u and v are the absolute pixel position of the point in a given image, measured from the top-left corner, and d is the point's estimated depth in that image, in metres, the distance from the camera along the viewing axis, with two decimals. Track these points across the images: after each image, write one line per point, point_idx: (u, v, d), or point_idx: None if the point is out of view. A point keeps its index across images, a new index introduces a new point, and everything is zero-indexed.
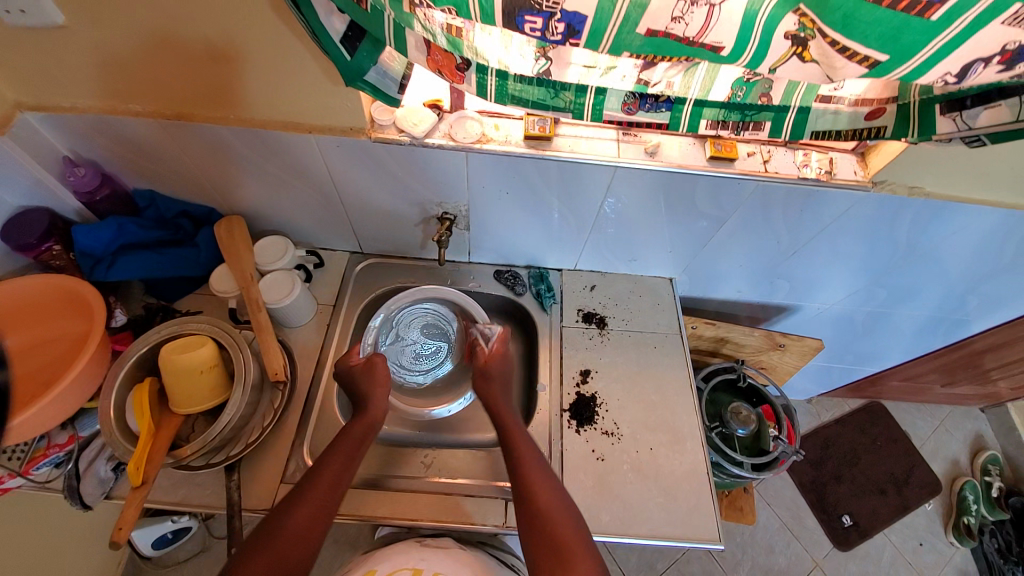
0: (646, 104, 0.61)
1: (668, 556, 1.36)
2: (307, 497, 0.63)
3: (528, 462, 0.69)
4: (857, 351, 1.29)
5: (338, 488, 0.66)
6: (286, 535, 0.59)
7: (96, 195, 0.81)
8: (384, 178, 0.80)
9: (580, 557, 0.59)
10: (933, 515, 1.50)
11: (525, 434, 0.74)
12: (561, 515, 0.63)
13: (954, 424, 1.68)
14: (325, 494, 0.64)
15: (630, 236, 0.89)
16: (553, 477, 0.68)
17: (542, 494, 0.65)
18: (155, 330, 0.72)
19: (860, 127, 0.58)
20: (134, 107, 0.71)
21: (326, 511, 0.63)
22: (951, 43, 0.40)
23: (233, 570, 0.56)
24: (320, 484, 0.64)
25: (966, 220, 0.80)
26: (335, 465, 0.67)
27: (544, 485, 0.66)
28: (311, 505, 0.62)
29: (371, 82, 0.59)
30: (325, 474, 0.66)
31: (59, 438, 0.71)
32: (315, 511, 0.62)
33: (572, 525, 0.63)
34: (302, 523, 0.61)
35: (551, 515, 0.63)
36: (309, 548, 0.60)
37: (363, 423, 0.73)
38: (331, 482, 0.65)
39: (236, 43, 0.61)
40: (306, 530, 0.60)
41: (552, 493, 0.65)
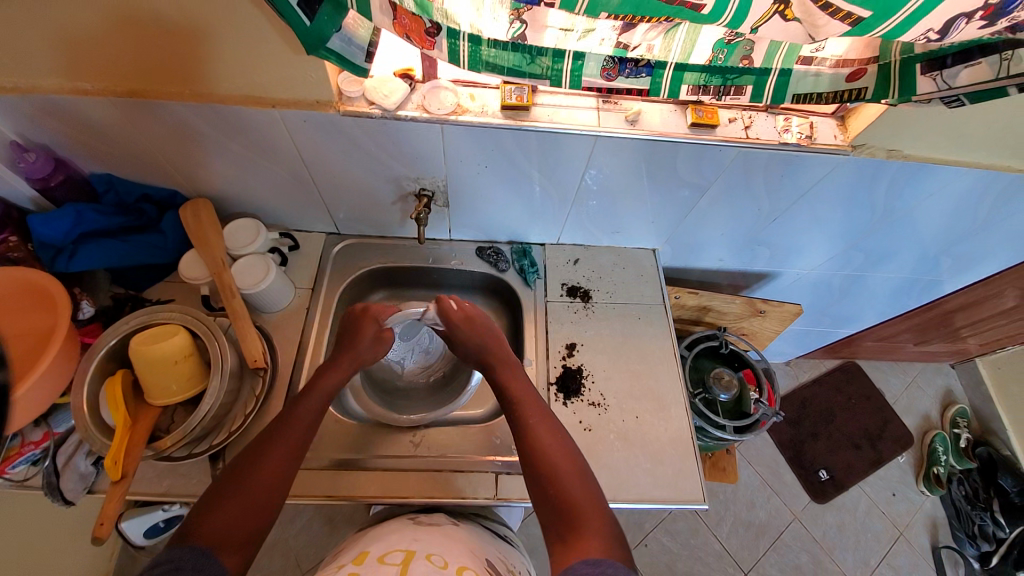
0: (626, 69, 0.58)
1: (655, 516, 1.42)
2: (278, 447, 0.63)
3: (538, 426, 0.68)
4: (834, 314, 1.32)
5: (307, 440, 0.66)
6: (255, 485, 0.59)
7: (51, 182, 0.77)
8: (356, 153, 0.76)
9: (594, 521, 0.59)
10: (904, 466, 1.58)
11: (536, 399, 0.72)
12: (575, 479, 0.63)
13: (925, 380, 1.75)
14: (294, 443, 0.64)
15: (612, 208, 0.88)
16: (566, 441, 0.67)
17: (558, 458, 0.65)
18: (124, 321, 0.69)
19: (841, 88, 0.57)
20: (82, 85, 0.66)
21: (294, 462, 0.63)
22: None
23: (200, 519, 0.55)
24: (290, 434, 0.64)
25: (942, 182, 0.80)
26: (305, 417, 0.66)
27: (556, 449, 0.66)
28: (280, 455, 0.62)
29: (337, 49, 0.56)
30: (295, 425, 0.65)
31: (33, 436, 0.69)
32: (286, 463, 0.62)
33: (584, 489, 0.62)
34: (271, 474, 0.60)
35: (563, 482, 0.63)
36: (278, 499, 0.60)
37: (336, 374, 0.72)
38: (300, 434, 0.65)
39: (186, 11, 0.57)
40: (276, 480, 0.60)
41: (564, 457, 0.65)
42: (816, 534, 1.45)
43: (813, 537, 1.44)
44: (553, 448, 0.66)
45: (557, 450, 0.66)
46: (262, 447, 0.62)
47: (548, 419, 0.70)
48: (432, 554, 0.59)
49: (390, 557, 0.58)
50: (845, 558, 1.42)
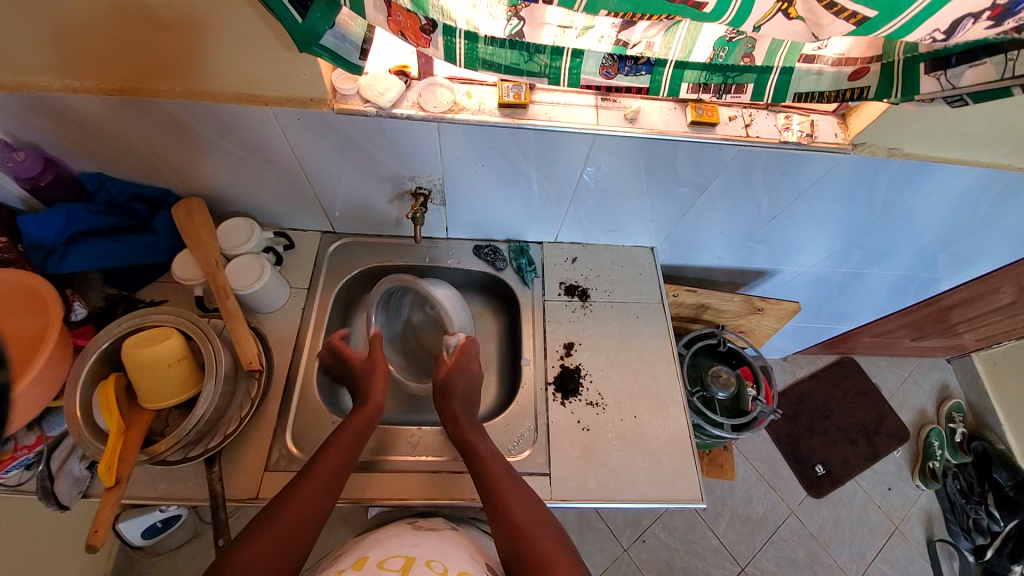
0: (625, 66, 0.57)
1: (653, 512, 1.42)
2: (308, 483, 0.62)
3: (501, 483, 0.66)
4: (832, 310, 1.32)
5: (340, 476, 0.65)
6: (287, 519, 0.58)
7: (41, 182, 0.75)
8: (351, 152, 0.75)
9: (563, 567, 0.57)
10: (899, 461, 1.59)
11: (500, 458, 0.70)
12: (539, 531, 0.61)
13: (921, 376, 1.76)
14: (326, 479, 0.63)
15: (610, 206, 0.87)
16: (526, 495, 0.66)
17: (518, 514, 0.63)
18: (117, 323, 0.68)
19: (843, 88, 0.56)
20: (70, 83, 0.65)
21: (328, 498, 0.62)
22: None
23: (233, 553, 0.55)
24: (321, 471, 0.64)
25: (942, 180, 0.80)
26: (337, 454, 0.66)
27: (518, 507, 0.64)
28: (309, 491, 0.61)
29: (330, 47, 0.54)
30: (326, 462, 0.65)
31: (26, 440, 0.67)
32: (318, 497, 0.62)
33: (547, 536, 0.61)
34: (303, 509, 0.60)
35: (525, 530, 0.61)
36: (309, 536, 0.59)
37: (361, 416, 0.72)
38: (333, 471, 0.64)
39: (176, 8, 0.55)
40: (305, 515, 0.60)
41: (528, 513, 0.63)
42: (812, 529, 1.46)
43: (809, 532, 1.45)
44: (518, 508, 0.63)
45: (518, 509, 0.63)
46: (295, 484, 0.62)
47: (511, 476, 0.68)
48: (432, 561, 0.59)
49: (390, 562, 0.57)
50: (841, 553, 1.43)
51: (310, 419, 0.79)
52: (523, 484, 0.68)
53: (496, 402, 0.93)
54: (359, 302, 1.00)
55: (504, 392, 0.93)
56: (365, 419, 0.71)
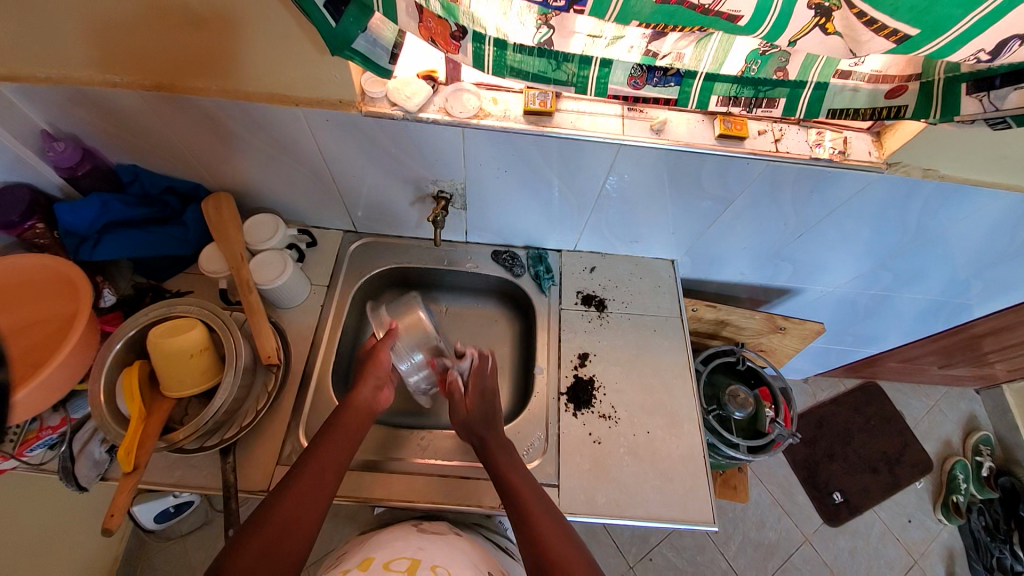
0: (653, 78, 0.57)
1: (662, 530, 1.39)
2: (297, 484, 0.60)
3: (529, 503, 0.64)
4: (856, 333, 1.28)
5: (329, 477, 0.63)
6: (276, 521, 0.56)
7: (78, 171, 0.78)
8: (377, 154, 0.76)
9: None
10: (923, 493, 1.53)
11: (524, 474, 0.69)
12: (567, 551, 0.59)
13: (948, 405, 1.69)
14: (315, 478, 0.62)
15: (632, 217, 0.86)
16: (562, 526, 0.63)
17: (551, 540, 0.60)
18: (144, 312, 0.70)
19: (879, 106, 0.55)
20: (111, 78, 0.67)
21: (318, 499, 0.60)
22: (987, 19, 0.37)
23: (226, 560, 0.53)
24: (309, 470, 0.62)
25: (979, 204, 0.77)
26: (325, 453, 0.65)
27: (549, 532, 0.61)
28: (298, 491, 0.60)
29: (362, 51, 0.56)
30: (315, 461, 0.63)
31: (52, 420, 0.70)
32: (308, 494, 0.60)
33: (579, 563, 0.58)
34: (293, 510, 0.58)
35: (556, 556, 0.58)
36: (301, 540, 0.57)
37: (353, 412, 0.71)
38: (320, 469, 0.63)
39: (216, 10, 0.57)
40: (295, 516, 0.58)
41: (559, 539, 0.60)
42: (827, 558, 1.41)
43: (824, 561, 1.40)
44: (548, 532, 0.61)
45: (549, 533, 0.61)
46: (283, 483, 0.60)
47: (543, 502, 0.65)
48: (437, 566, 0.58)
49: (396, 563, 0.58)
50: None
51: (323, 415, 0.80)
52: (553, 508, 0.66)
53: (506, 409, 0.92)
54: (376, 301, 1.01)
55: (515, 399, 0.93)
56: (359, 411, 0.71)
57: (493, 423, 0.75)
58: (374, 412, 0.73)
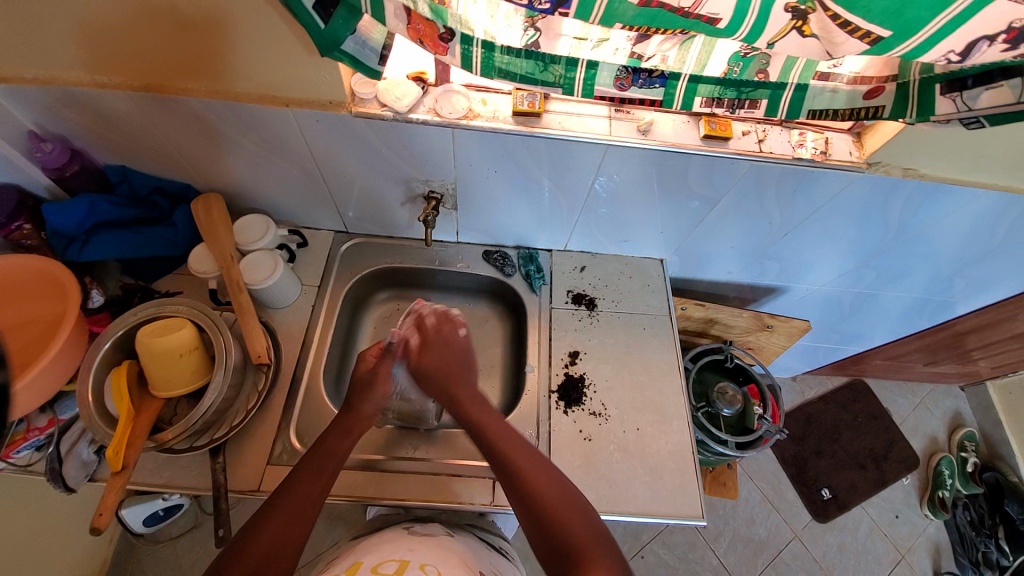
0: (639, 79, 0.58)
1: (653, 527, 1.40)
2: (278, 514, 0.58)
3: (518, 459, 0.64)
4: (842, 330, 1.30)
5: (312, 503, 0.61)
6: (255, 552, 0.55)
7: (66, 172, 0.78)
8: (368, 154, 0.77)
9: (600, 557, 0.56)
10: (910, 488, 1.56)
11: (503, 425, 0.69)
12: (573, 518, 0.59)
13: (934, 402, 1.72)
14: (298, 504, 0.60)
15: (621, 216, 0.87)
16: (564, 485, 0.63)
17: (558, 506, 0.60)
18: (132, 312, 0.70)
19: (858, 106, 0.56)
20: (100, 78, 0.67)
21: (301, 527, 0.59)
22: (956, 20, 0.39)
23: None
24: (291, 499, 0.60)
25: (958, 202, 0.79)
26: (308, 482, 0.61)
27: (554, 497, 0.61)
28: (279, 522, 0.58)
29: (351, 52, 0.56)
30: (296, 490, 0.61)
31: (39, 421, 0.70)
32: (289, 527, 0.58)
33: (584, 526, 0.59)
34: (272, 540, 0.56)
35: (562, 520, 0.59)
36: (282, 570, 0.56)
37: (338, 430, 0.67)
38: (303, 498, 0.60)
39: (205, 10, 0.57)
40: (276, 547, 0.56)
41: (563, 500, 0.61)
42: (816, 554, 1.42)
43: (813, 557, 1.42)
44: (549, 493, 0.61)
45: (552, 497, 0.61)
46: (262, 513, 0.59)
47: (533, 453, 0.66)
48: (425, 565, 0.59)
49: (384, 566, 0.58)
50: None
51: (313, 416, 0.80)
52: (543, 459, 0.66)
53: (496, 409, 0.93)
54: (367, 301, 1.01)
55: (507, 398, 0.94)
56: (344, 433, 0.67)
57: (457, 379, 0.73)
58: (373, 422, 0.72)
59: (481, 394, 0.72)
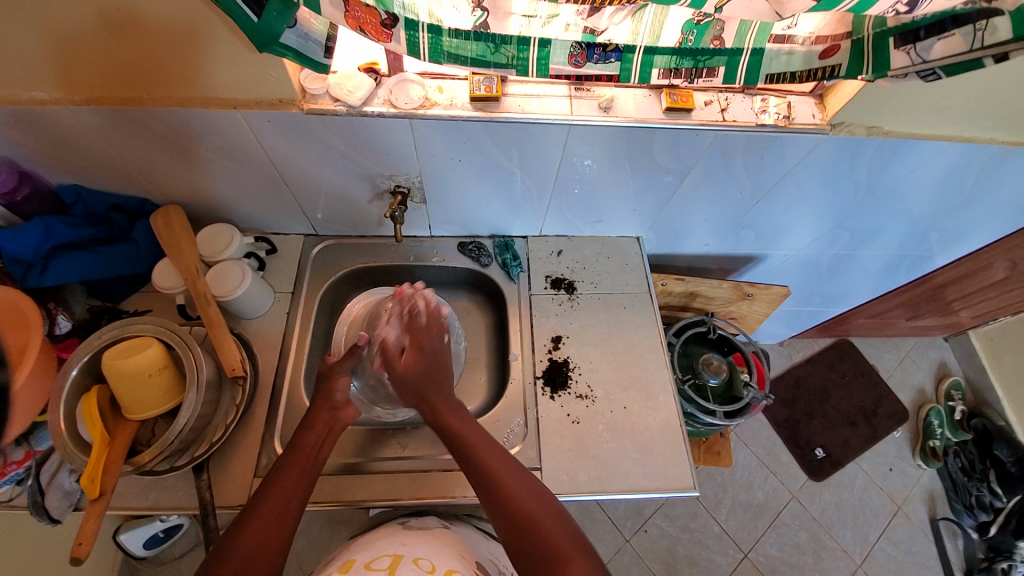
0: (594, 55, 0.56)
1: (655, 502, 1.42)
2: (258, 515, 0.57)
3: (498, 471, 0.63)
4: (824, 292, 1.31)
5: (293, 503, 0.59)
6: (237, 558, 0.53)
7: (17, 196, 0.74)
8: (328, 154, 0.75)
9: (576, 561, 0.55)
10: (900, 441, 1.59)
11: (489, 439, 0.66)
12: (529, 500, 0.60)
13: (919, 354, 1.76)
14: (276, 507, 0.58)
15: (594, 197, 0.86)
16: (536, 489, 0.62)
17: (529, 509, 0.60)
18: (96, 334, 0.67)
19: (815, 66, 0.55)
20: (37, 95, 0.64)
21: (282, 529, 0.57)
22: None
23: None
24: (273, 498, 0.59)
25: (925, 157, 0.79)
26: (286, 481, 0.60)
27: (512, 480, 0.62)
28: (259, 524, 0.56)
29: (294, 46, 0.54)
30: (276, 491, 0.59)
31: (15, 455, 0.67)
32: (265, 528, 0.56)
33: (558, 528, 0.58)
34: (256, 541, 0.55)
35: (534, 524, 0.58)
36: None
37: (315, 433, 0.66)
38: (285, 497, 0.59)
39: (166, 16, 0.55)
40: (259, 547, 0.55)
41: (537, 504, 0.60)
42: (814, 512, 1.46)
43: (811, 515, 1.45)
44: (524, 503, 0.60)
45: (525, 500, 0.60)
46: (242, 517, 0.57)
47: (511, 462, 0.64)
48: (419, 558, 0.59)
49: (377, 562, 0.58)
50: (844, 535, 1.43)
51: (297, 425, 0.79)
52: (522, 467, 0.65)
53: (485, 401, 0.92)
54: (346, 303, 0.99)
55: (494, 388, 0.93)
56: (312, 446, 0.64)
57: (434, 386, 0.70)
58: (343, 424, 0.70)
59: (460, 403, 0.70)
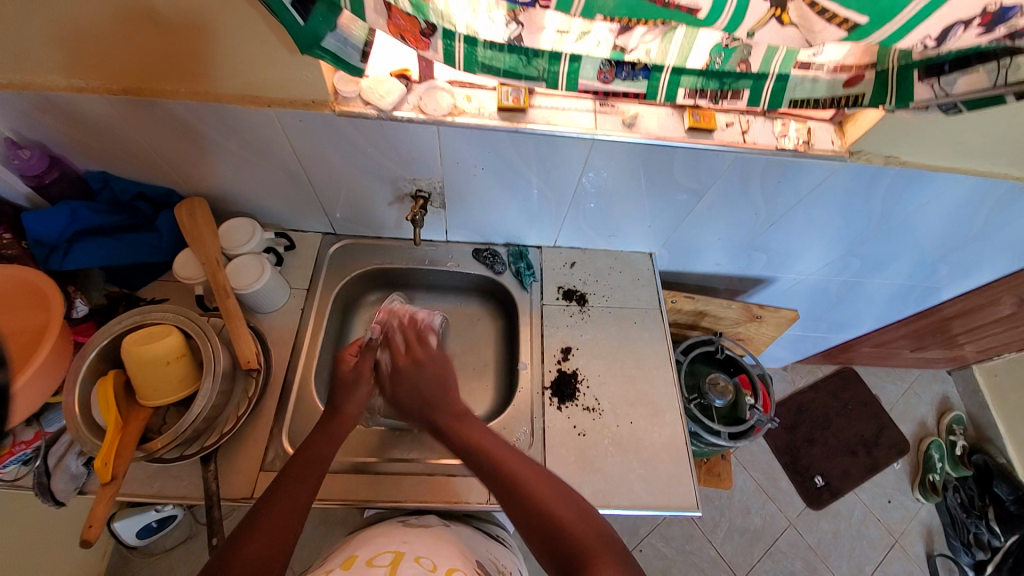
0: (623, 72, 0.58)
1: (651, 521, 1.41)
2: (265, 522, 0.57)
3: (491, 447, 0.66)
4: (831, 319, 1.31)
5: (301, 514, 0.60)
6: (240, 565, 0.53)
7: (46, 179, 0.76)
8: (354, 154, 0.76)
9: (607, 552, 0.55)
10: (901, 473, 1.58)
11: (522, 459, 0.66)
12: (507, 459, 0.65)
13: (922, 387, 1.76)
14: (285, 513, 0.59)
15: (610, 211, 0.88)
16: (536, 468, 0.64)
17: (569, 519, 0.58)
18: (115, 321, 0.68)
19: (838, 94, 0.57)
20: (78, 83, 0.66)
21: (287, 535, 0.57)
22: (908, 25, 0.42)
23: None
24: (279, 505, 0.59)
25: (938, 189, 0.80)
26: (296, 490, 0.61)
27: (494, 445, 0.66)
28: (267, 530, 0.56)
29: (332, 49, 0.56)
30: (280, 499, 0.60)
31: (25, 435, 0.67)
32: (270, 539, 0.56)
33: (586, 527, 0.58)
34: (260, 553, 0.54)
35: (570, 528, 0.57)
36: None
37: (326, 437, 0.67)
38: (292, 505, 0.60)
39: (203, 15, 0.57)
40: (261, 560, 0.54)
41: (529, 473, 0.63)
42: (811, 540, 1.44)
43: (809, 544, 1.43)
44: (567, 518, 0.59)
45: (511, 463, 0.64)
46: (248, 522, 0.57)
47: (544, 476, 0.63)
48: (420, 557, 0.59)
49: (379, 559, 0.57)
50: (841, 566, 1.41)
51: (305, 422, 0.79)
52: (554, 479, 0.64)
53: (489, 409, 0.93)
54: (358, 302, 1.00)
55: (501, 395, 0.93)
56: (321, 454, 0.65)
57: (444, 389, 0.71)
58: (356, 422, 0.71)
59: (463, 407, 0.71)
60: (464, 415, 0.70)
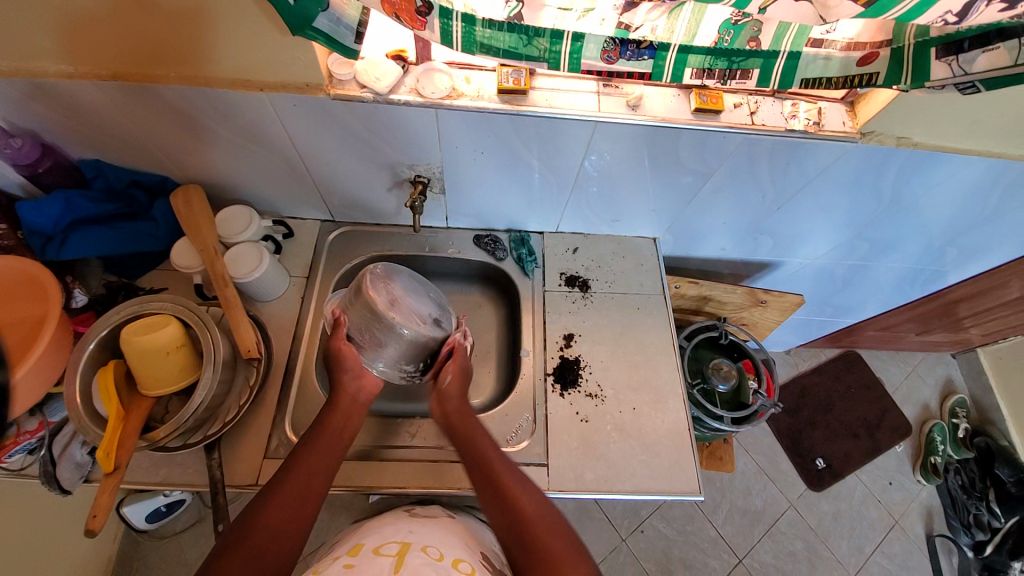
0: (628, 51, 0.56)
1: (652, 503, 1.42)
2: (284, 490, 0.57)
3: (482, 447, 0.65)
4: (836, 303, 1.30)
5: (321, 481, 0.60)
6: (261, 531, 0.53)
7: (39, 168, 0.75)
8: (350, 139, 0.74)
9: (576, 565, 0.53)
10: (903, 455, 1.59)
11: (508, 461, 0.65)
12: (496, 462, 0.64)
13: (926, 370, 1.75)
14: (304, 481, 0.59)
15: (613, 196, 0.86)
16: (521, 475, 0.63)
17: (545, 527, 0.57)
18: (114, 310, 0.68)
19: (852, 73, 0.55)
20: (64, 68, 0.64)
21: (310, 500, 0.58)
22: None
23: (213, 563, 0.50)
24: (298, 471, 0.59)
25: (951, 171, 0.78)
26: (312, 459, 0.61)
27: (485, 445, 0.66)
28: (290, 493, 0.57)
29: (325, 31, 0.54)
30: (299, 468, 0.60)
31: (29, 425, 0.68)
32: (289, 507, 0.56)
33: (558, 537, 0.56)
34: (278, 517, 0.55)
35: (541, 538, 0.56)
36: (291, 548, 0.53)
37: (342, 413, 0.67)
38: (308, 474, 0.60)
39: None
40: (281, 524, 0.54)
41: (512, 478, 0.62)
42: (811, 521, 1.46)
43: (809, 525, 1.45)
44: (545, 524, 0.57)
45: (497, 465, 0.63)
46: (267, 489, 0.57)
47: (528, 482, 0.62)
48: (426, 547, 0.59)
49: (385, 548, 0.58)
50: (840, 546, 1.43)
51: (307, 410, 0.79)
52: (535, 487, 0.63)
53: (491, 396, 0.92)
54: None
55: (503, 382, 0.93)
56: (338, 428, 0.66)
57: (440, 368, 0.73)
58: (363, 405, 0.70)
59: (466, 409, 0.72)
60: (462, 414, 0.71)
